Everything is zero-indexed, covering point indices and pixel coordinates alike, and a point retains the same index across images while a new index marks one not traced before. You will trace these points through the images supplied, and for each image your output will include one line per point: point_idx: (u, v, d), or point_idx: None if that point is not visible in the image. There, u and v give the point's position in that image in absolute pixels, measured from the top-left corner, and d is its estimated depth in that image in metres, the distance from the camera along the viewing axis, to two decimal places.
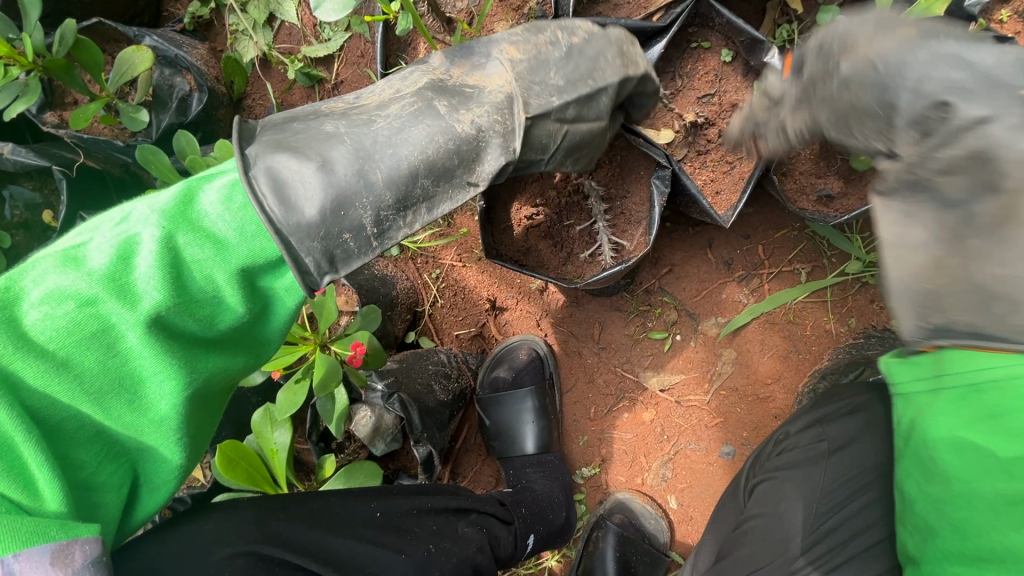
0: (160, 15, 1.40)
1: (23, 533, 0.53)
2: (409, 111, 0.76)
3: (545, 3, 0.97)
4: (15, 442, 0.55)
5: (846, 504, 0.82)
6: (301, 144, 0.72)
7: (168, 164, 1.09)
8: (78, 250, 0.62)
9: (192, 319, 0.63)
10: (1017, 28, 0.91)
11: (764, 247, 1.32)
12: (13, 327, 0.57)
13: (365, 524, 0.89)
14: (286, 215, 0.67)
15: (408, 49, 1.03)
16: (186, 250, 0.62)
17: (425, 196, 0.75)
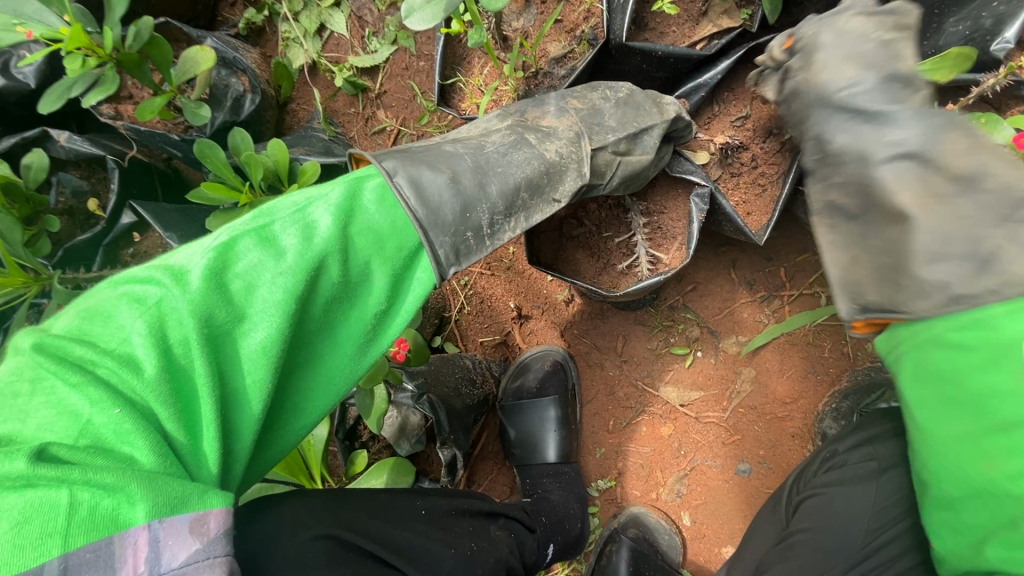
0: (214, 20, 1.46)
1: (164, 498, 0.50)
2: (508, 141, 0.93)
3: (597, 27, 1.03)
4: (199, 398, 0.58)
5: (896, 522, 0.83)
6: (430, 158, 0.85)
7: (224, 159, 1.13)
8: (267, 228, 0.67)
9: (350, 300, 0.71)
10: None
11: (786, 269, 1.36)
12: (219, 291, 0.61)
13: (415, 520, 0.91)
14: (428, 214, 0.79)
15: (464, 63, 1.09)
16: (356, 240, 0.71)
17: (523, 207, 0.91)
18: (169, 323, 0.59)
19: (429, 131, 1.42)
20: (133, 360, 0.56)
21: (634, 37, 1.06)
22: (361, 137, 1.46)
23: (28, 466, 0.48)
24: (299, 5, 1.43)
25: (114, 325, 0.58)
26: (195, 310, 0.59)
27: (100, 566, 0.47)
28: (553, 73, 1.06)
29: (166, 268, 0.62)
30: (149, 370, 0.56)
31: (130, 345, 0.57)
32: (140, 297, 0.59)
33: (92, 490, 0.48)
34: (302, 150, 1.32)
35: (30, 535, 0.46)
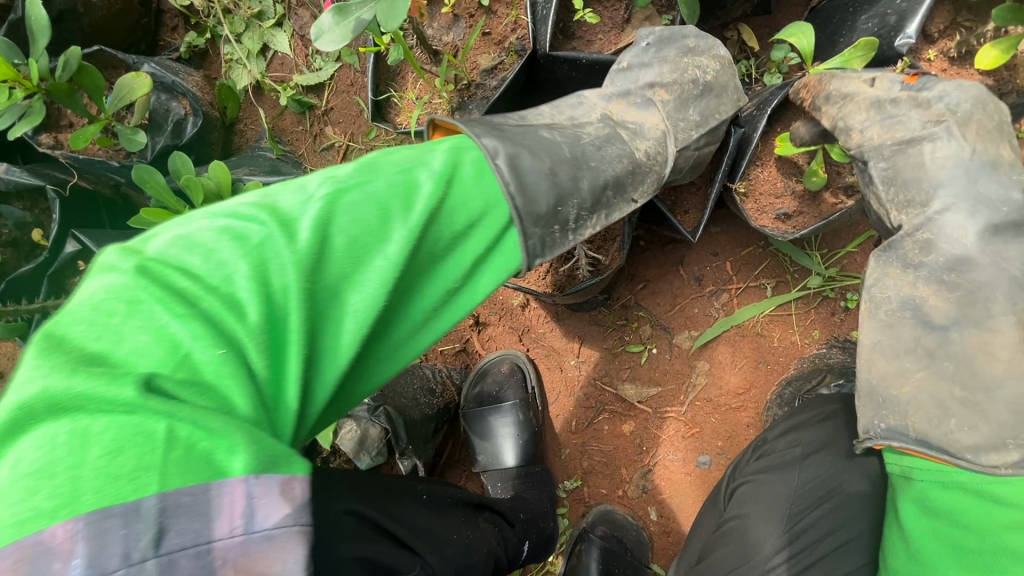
0: (156, 45, 1.46)
1: (264, 455, 0.44)
2: (602, 134, 0.89)
3: (525, 38, 1.05)
4: (292, 349, 0.53)
5: (818, 505, 0.87)
6: (530, 143, 0.79)
7: (163, 183, 1.13)
8: (363, 186, 0.64)
9: (438, 270, 0.66)
10: (944, 66, 1.03)
11: (731, 263, 1.40)
12: (322, 243, 0.58)
13: (418, 502, 0.93)
14: (517, 192, 0.73)
15: (397, 78, 1.11)
16: (450, 209, 0.67)
17: (607, 206, 0.87)
18: (220, 261, 0.54)
19: (378, 145, 1.44)
20: (193, 290, 0.51)
21: (561, 46, 1.08)
22: (310, 154, 1.48)
23: (59, 380, 0.44)
24: (241, 27, 1.44)
25: (215, 259, 0.54)
26: (303, 261, 0.56)
27: (196, 514, 0.41)
28: (486, 85, 1.08)
29: (237, 211, 0.59)
30: (252, 315, 0.51)
31: (176, 273, 0.52)
32: (241, 233, 0.56)
33: (154, 435, 0.42)
34: (246, 170, 1.32)
35: (123, 467, 0.41)
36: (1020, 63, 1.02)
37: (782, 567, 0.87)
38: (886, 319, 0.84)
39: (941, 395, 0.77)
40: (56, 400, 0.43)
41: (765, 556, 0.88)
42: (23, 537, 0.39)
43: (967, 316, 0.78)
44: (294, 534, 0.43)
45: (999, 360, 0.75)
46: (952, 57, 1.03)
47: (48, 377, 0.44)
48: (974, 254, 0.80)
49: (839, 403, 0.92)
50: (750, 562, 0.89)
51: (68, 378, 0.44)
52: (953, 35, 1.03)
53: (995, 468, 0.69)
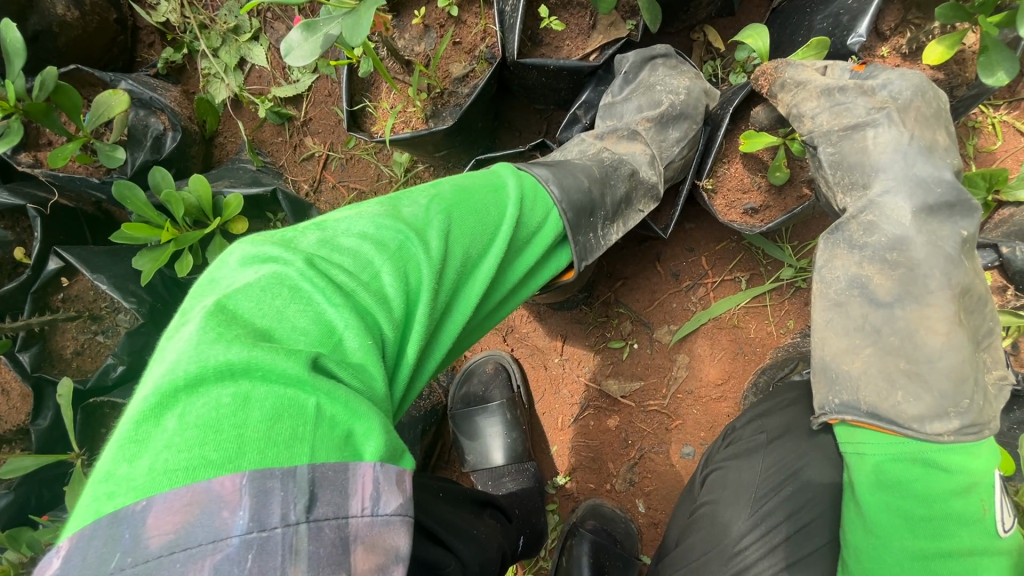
0: (133, 61, 1.48)
1: (390, 446, 0.51)
2: (612, 158, 1.03)
3: (494, 46, 1.09)
4: (411, 341, 0.62)
5: (781, 487, 0.89)
6: (563, 167, 0.91)
7: (144, 199, 1.15)
8: (461, 204, 0.73)
9: (508, 281, 0.78)
10: (897, 62, 1.09)
11: (707, 258, 1.44)
12: (439, 253, 0.67)
13: (439, 498, 0.95)
14: (569, 202, 0.86)
15: (371, 89, 1.13)
16: (525, 232, 0.79)
17: (624, 216, 1.01)
18: (360, 264, 0.61)
19: (357, 154, 1.47)
20: (346, 287, 0.58)
21: (530, 53, 1.11)
22: (290, 165, 1.49)
23: (235, 348, 0.48)
24: (218, 42, 1.46)
25: (359, 258, 0.61)
26: (429, 268, 0.65)
27: (337, 490, 0.46)
28: (458, 92, 1.11)
29: (373, 219, 0.66)
30: (393, 309, 0.60)
31: (328, 269, 0.58)
32: (379, 239, 0.64)
33: (320, 424, 0.48)
34: (227, 182, 1.33)
35: (281, 435, 0.46)
36: (968, 57, 1.06)
37: (748, 549, 0.88)
38: (835, 299, 0.91)
39: (888, 367, 0.85)
40: (233, 363, 0.48)
41: (733, 539, 0.90)
42: (177, 489, 0.42)
43: (908, 294, 0.85)
44: (400, 519, 0.48)
45: (938, 332, 0.82)
46: (904, 54, 1.08)
47: (231, 344, 0.48)
48: (912, 233, 0.86)
49: (800, 389, 0.98)
50: (720, 545, 0.91)
51: (248, 347, 0.49)
52: (903, 33, 1.08)
53: (938, 435, 0.79)
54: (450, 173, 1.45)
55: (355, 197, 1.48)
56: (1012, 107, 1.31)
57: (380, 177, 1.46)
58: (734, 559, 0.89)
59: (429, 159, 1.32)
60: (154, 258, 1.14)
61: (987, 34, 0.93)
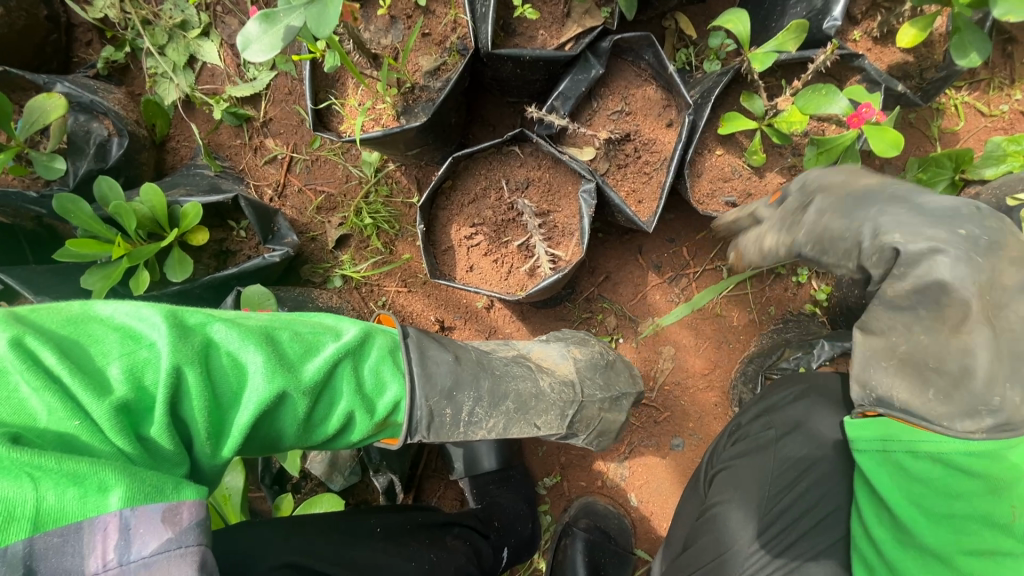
0: (69, 62, 1.36)
1: (145, 487, 0.51)
2: (512, 358, 1.11)
3: (466, 37, 1.04)
4: (225, 428, 0.63)
5: (795, 487, 0.90)
6: (444, 340, 0.96)
7: (90, 212, 1.06)
8: (322, 337, 0.73)
9: (345, 403, 0.73)
10: (867, 46, 1.11)
11: (687, 248, 1.44)
12: (275, 365, 0.66)
13: (372, 538, 0.91)
14: (423, 395, 0.85)
15: (337, 85, 1.06)
16: (385, 368, 0.79)
17: (503, 411, 0.99)
18: (208, 374, 0.61)
19: (323, 155, 1.40)
20: (176, 388, 0.59)
21: (504, 43, 1.07)
22: (251, 169, 1.41)
23: (54, 406, 0.52)
24: (163, 38, 1.36)
25: (192, 344, 0.61)
26: (257, 374, 0.64)
27: (70, 550, 0.48)
28: (429, 87, 1.06)
29: (266, 327, 0.69)
30: (218, 393, 0.62)
31: (162, 364, 0.58)
32: (215, 340, 0.63)
33: (56, 482, 0.49)
34: (184, 190, 1.23)
35: (70, 499, 0.48)
36: (936, 40, 1.08)
37: (766, 549, 0.89)
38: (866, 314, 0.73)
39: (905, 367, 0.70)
40: (43, 418, 0.52)
41: (749, 538, 0.90)
42: None
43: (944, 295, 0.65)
44: (168, 559, 0.50)
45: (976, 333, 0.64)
46: (875, 38, 1.10)
47: (44, 395, 0.52)
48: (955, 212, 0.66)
49: (807, 382, 0.97)
50: (735, 546, 0.91)
51: (57, 405, 0.52)
52: (875, 16, 1.09)
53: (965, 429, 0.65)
54: (423, 172, 1.39)
55: (324, 200, 1.41)
56: (969, 88, 1.35)
57: (349, 179, 1.40)
58: (749, 559, 0.89)
59: (400, 157, 1.26)
60: (105, 277, 1.07)
61: (958, 16, 0.94)
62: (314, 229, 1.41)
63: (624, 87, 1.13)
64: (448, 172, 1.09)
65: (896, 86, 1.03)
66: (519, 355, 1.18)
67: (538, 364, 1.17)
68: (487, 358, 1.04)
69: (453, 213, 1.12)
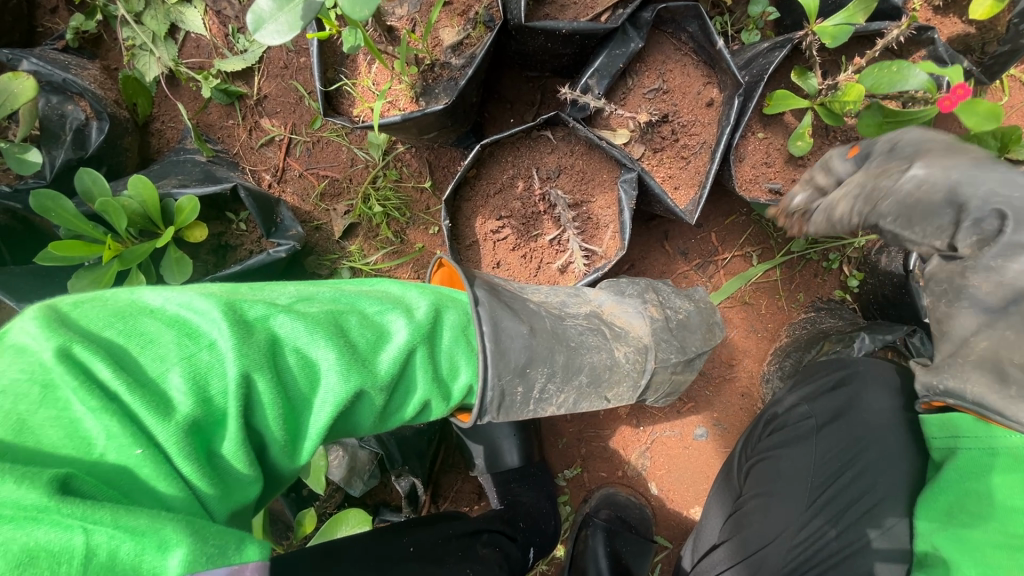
0: (32, 32, 1.20)
1: (210, 545, 0.44)
2: (585, 311, 0.86)
3: (493, 6, 0.92)
4: (299, 433, 0.54)
5: (841, 475, 0.83)
6: (514, 304, 0.74)
7: (72, 209, 0.94)
8: (387, 316, 0.59)
9: (421, 392, 0.61)
10: (926, 16, 1.03)
11: (715, 234, 1.37)
12: (347, 358, 0.54)
13: (408, 559, 0.85)
14: (494, 373, 0.66)
15: (348, 62, 0.95)
16: (460, 351, 0.65)
17: (577, 387, 0.77)
18: (278, 378, 0.51)
19: (326, 136, 1.28)
20: (246, 398, 0.49)
21: (534, 13, 0.97)
22: (246, 152, 1.28)
23: (113, 431, 0.43)
24: (140, 5, 1.21)
25: (257, 345, 0.50)
26: (328, 368, 0.53)
27: None
28: (451, 64, 0.94)
29: (332, 311, 0.56)
30: (289, 399, 0.52)
31: (228, 371, 0.48)
32: (279, 334, 0.52)
33: (112, 533, 0.40)
34: (176, 180, 1.11)
35: (125, 554, 0.40)
36: (1001, 10, 1.00)
37: (811, 539, 0.82)
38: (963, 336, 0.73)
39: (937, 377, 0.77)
40: (101, 445, 0.43)
41: (793, 530, 0.84)
42: None
43: None
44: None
45: None
46: (936, 7, 1.03)
47: (102, 417, 0.43)
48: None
49: (853, 367, 0.88)
50: (780, 534, 0.85)
51: (118, 429, 0.43)
52: None
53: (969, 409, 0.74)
54: (435, 154, 1.29)
55: (327, 186, 1.29)
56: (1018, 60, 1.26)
57: (355, 162, 1.29)
58: (795, 550, 0.83)
59: (412, 139, 1.16)
60: (95, 281, 0.97)
61: None
62: (318, 218, 1.30)
63: (661, 63, 1.03)
64: (472, 160, 0.99)
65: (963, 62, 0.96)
66: (593, 312, 0.87)
67: (614, 325, 0.86)
68: (558, 324, 0.78)
69: (478, 204, 1.03)
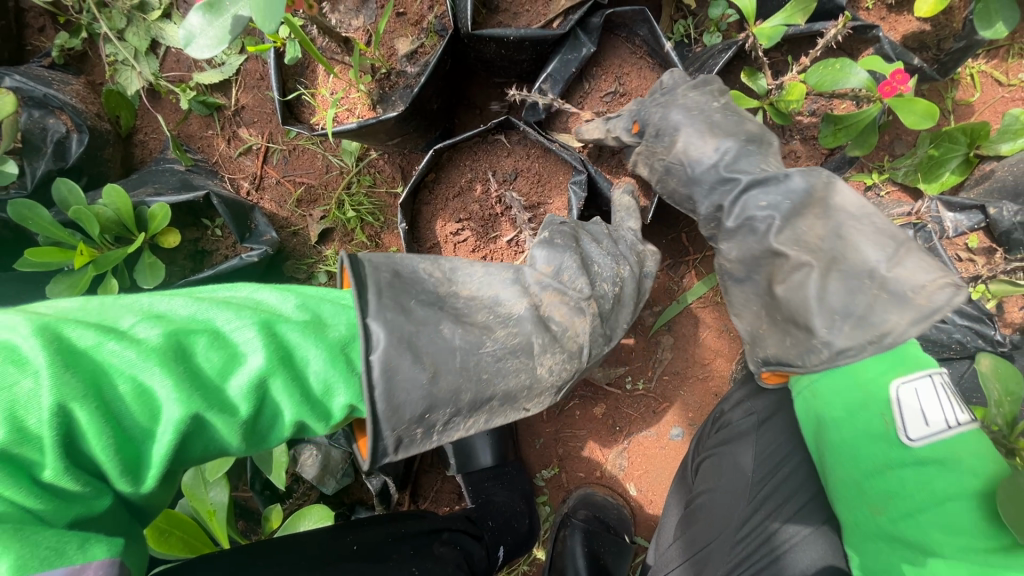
0: (22, 50, 1.27)
1: (35, 549, 0.45)
2: (516, 324, 0.73)
3: (443, 16, 0.96)
4: (145, 460, 0.52)
5: (777, 471, 0.83)
6: (416, 341, 0.65)
7: (49, 217, 0.99)
8: (241, 337, 0.55)
9: (289, 415, 0.57)
10: (881, 14, 1.03)
11: (686, 234, 1.38)
12: (184, 387, 0.51)
13: (354, 558, 0.87)
14: (386, 421, 0.62)
15: (306, 73, 0.99)
16: (336, 369, 0.60)
17: (489, 409, 0.71)
18: (106, 407, 0.49)
19: (301, 144, 1.32)
20: (68, 427, 0.48)
21: (486, 22, 1.00)
22: (225, 161, 1.33)
23: None
24: (122, 22, 1.26)
25: (75, 375, 0.47)
26: (162, 397, 0.50)
27: None
28: (406, 72, 0.98)
29: (175, 333, 0.52)
30: (125, 428, 0.50)
31: (42, 402, 0.46)
32: (105, 362, 0.49)
33: None
34: (153, 189, 1.16)
35: None
36: (955, 6, 1.00)
37: (751, 538, 0.82)
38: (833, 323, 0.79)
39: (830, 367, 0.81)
40: None
41: (734, 528, 0.84)
42: None
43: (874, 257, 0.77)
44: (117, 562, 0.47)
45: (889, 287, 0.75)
46: (889, 5, 1.03)
47: None
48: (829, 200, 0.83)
49: None
50: (724, 532, 0.85)
51: None
52: None
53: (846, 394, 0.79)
54: (407, 160, 1.32)
55: (304, 192, 1.33)
56: (987, 55, 1.18)
57: (329, 169, 1.32)
58: (736, 548, 0.83)
59: (381, 146, 1.20)
60: (71, 286, 1.01)
61: None
62: (295, 223, 1.34)
63: (617, 66, 1.05)
64: (429, 164, 1.03)
65: (913, 59, 0.96)
66: (526, 310, 0.75)
67: (550, 324, 0.75)
68: (473, 355, 0.68)
69: (437, 208, 1.06)
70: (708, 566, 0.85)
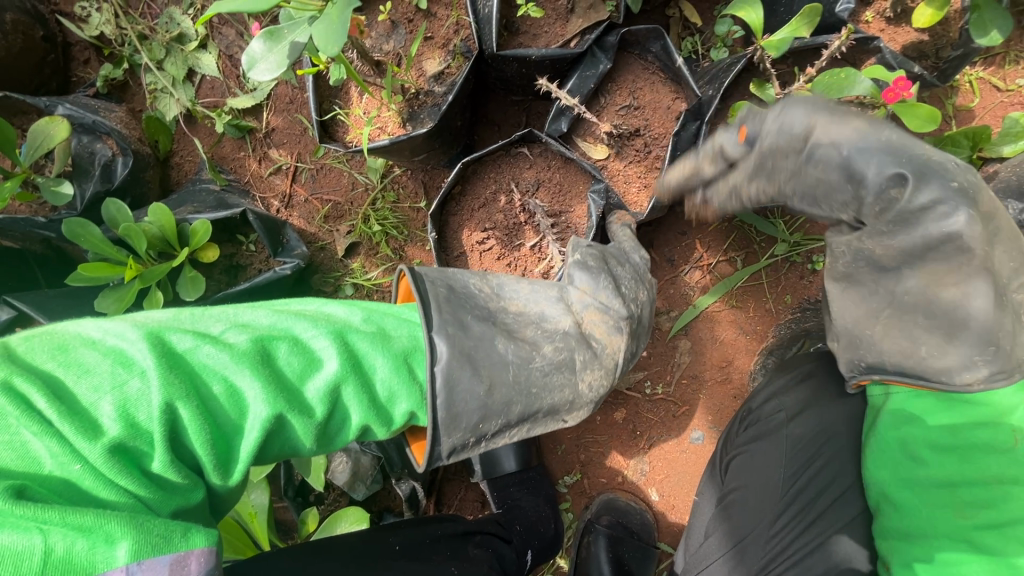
0: (68, 81, 1.35)
1: (150, 535, 0.48)
2: (560, 343, 0.79)
3: (468, 39, 1.02)
4: (232, 455, 0.57)
5: (812, 463, 0.89)
6: (476, 356, 0.70)
7: (99, 235, 1.05)
8: (320, 343, 0.61)
9: (357, 417, 0.62)
10: (881, 26, 1.09)
11: (700, 241, 1.42)
12: (269, 388, 0.56)
13: (395, 556, 0.90)
14: (443, 430, 0.68)
15: (340, 94, 1.05)
16: (398, 376, 0.65)
17: (534, 420, 0.76)
18: (203, 404, 0.54)
19: (328, 163, 1.38)
20: (172, 423, 0.53)
21: (508, 43, 1.06)
22: (257, 180, 1.39)
23: (56, 450, 0.48)
24: (161, 53, 1.35)
25: (178, 375, 0.53)
26: (251, 397, 0.55)
27: None
28: (434, 91, 1.04)
29: (262, 338, 0.58)
30: (217, 424, 0.55)
31: (152, 399, 0.51)
32: (203, 363, 0.55)
33: (64, 532, 0.46)
34: (192, 208, 1.22)
35: (79, 551, 0.46)
36: (951, 17, 1.06)
37: (786, 529, 0.87)
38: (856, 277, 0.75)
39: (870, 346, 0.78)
40: (48, 463, 0.48)
41: (770, 521, 0.89)
42: None
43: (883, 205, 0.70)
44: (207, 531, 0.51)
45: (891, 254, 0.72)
46: (889, 18, 1.08)
47: (44, 438, 0.48)
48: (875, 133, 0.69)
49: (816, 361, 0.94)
50: (760, 526, 0.90)
51: (59, 448, 0.48)
52: None
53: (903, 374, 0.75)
54: (430, 175, 1.37)
55: (331, 209, 1.39)
56: (985, 63, 1.23)
57: (355, 186, 1.38)
58: (773, 540, 0.88)
59: (407, 162, 1.25)
60: (118, 299, 1.06)
61: None
62: (322, 238, 1.39)
63: (631, 82, 1.09)
64: (456, 177, 1.09)
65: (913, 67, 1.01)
66: (571, 326, 0.81)
67: (591, 339, 0.82)
68: (525, 369, 0.73)
69: (464, 219, 1.12)
70: (745, 558, 0.90)
